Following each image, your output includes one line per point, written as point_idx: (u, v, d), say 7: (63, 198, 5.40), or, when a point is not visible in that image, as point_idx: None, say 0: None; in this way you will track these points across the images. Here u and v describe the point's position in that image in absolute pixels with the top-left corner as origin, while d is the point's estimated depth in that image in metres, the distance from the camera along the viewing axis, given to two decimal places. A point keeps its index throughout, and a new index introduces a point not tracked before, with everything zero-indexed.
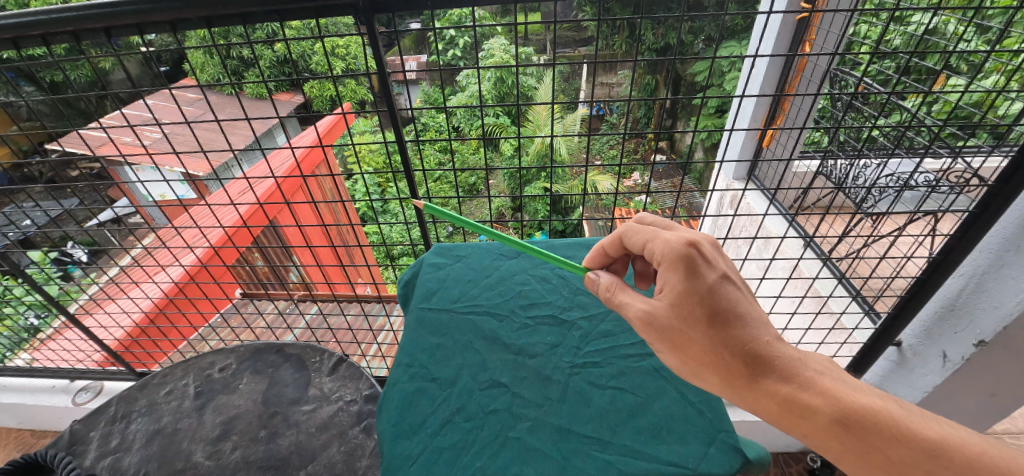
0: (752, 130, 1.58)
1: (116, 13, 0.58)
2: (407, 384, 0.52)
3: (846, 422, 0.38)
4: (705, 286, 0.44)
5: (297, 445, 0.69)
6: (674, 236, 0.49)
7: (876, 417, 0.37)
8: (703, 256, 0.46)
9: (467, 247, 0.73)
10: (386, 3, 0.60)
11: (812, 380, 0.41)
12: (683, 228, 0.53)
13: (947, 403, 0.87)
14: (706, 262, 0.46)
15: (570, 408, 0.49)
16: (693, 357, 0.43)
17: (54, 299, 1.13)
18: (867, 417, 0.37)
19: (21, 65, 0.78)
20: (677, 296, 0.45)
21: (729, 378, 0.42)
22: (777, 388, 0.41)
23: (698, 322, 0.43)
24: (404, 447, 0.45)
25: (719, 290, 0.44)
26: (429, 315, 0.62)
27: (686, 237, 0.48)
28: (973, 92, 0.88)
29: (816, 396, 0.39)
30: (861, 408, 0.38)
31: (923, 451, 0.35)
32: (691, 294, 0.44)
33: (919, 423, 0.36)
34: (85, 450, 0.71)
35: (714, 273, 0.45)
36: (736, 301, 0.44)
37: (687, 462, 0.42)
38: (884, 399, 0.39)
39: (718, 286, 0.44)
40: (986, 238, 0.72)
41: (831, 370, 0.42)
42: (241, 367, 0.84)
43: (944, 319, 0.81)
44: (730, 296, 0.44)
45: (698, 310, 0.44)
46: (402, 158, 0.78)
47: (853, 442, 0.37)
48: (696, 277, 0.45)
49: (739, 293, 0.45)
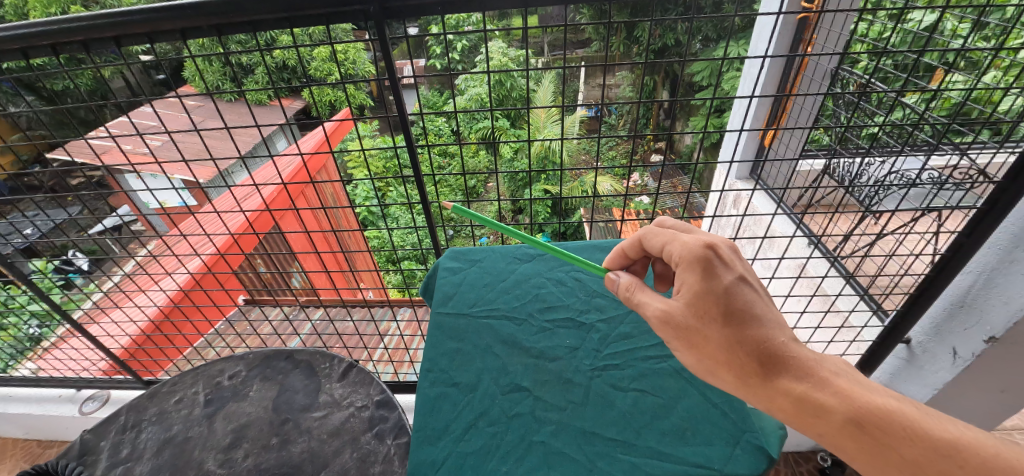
0: (755, 128, 1.57)
1: (128, 21, 0.58)
2: (429, 389, 0.52)
3: (861, 422, 0.38)
4: (722, 286, 0.44)
5: (309, 452, 0.69)
6: (692, 238, 0.49)
7: (889, 417, 0.37)
8: (719, 258, 0.46)
9: (482, 251, 0.74)
10: (396, 8, 0.60)
11: (828, 379, 0.41)
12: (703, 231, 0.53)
13: (959, 400, 0.86)
14: (724, 263, 0.46)
15: (592, 411, 0.49)
16: (709, 355, 0.44)
17: (59, 307, 1.12)
18: (880, 418, 0.37)
19: (24, 75, 0.78)
20: (694, 296, 0.45)
21: (743, 376, 0.42)
22: (792, 386, 0.41)
23: (713, 321, 0.44)
24: (430, 452, 0.45)
25: (736, 291, 0.44)
26: (447, 319, 0.62)
27: (704, 240, 0.48)
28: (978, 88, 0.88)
29: (830, 396, 0.39)
30: (874, 408, 0.38)
31: (936, 451, 0.35)
32: (707, 293, 0.44)
33: (932, 424, 0.36)
34: (95, 460, 0.71)
35: (731, 274, 0.45)
36: (753, 303, 0.44)
37: (712, 463, 0.42)
38: (898, 399, 0.39)
39: (735, 288, 0.44)
40: (995, 235, 0.73)
41: (845, 371, 0.42)
42: (251, 374, 0.84)
43: (954, 316, 0.81)
44: (747, 297, 0.44)
45: (714, 310, 0.44)
46: (411, 163, 0.77)
47: (870, 443, 0.37)
48: (712, 278, 0.45)
49: (756, 295, 0.45)
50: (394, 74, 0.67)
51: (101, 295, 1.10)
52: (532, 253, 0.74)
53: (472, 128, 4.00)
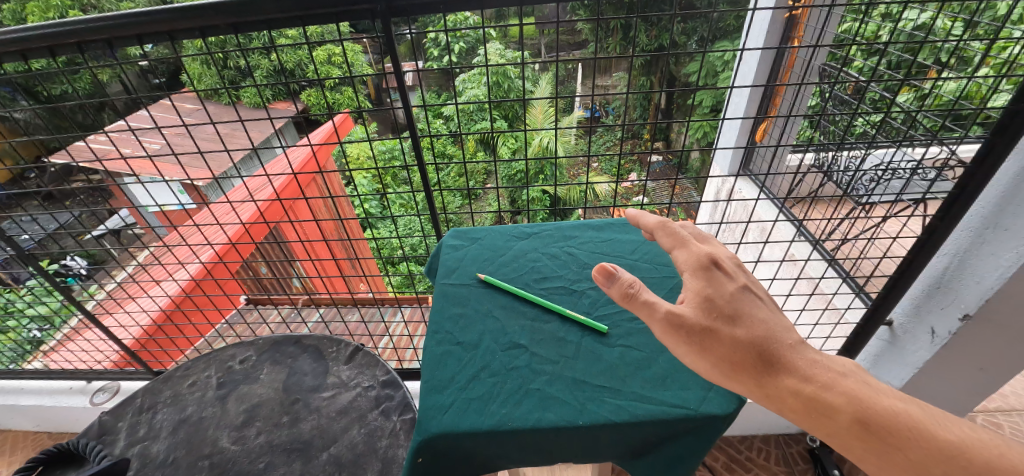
0: (746, 122, 1.61)
1: (150, 22, 0.62)
2: (435, 347, 0.55)
3: (868, 423, 0.37)
4: (725, 292, 0.46)
5: (319, 428, 0.73)
6: (698, 249, 0.51)
7: (895, 419, 0.36)
8: (722, 268, 0.49)
9: (481, 231, 0.77)
10: (402, 7, 0.64)
11: (834, 380, 0.40)
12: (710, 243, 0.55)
13: (939, 377, 0.91)
14: (726, 273, 0.48)
15: (583, 363, 0.52)
16: (721, 357, 0.42)
17: (72, 301, 1.15)
18: (887, 419, 0.37)
19: (15, 77, 0.83)
20: (703, 300, 0.46)
21: (751, 375, 0.41)
22: (799, 386, 0.40)
23: (723, 323, 0.44)
24: (436, 399, 0.48)
25: (739, 297, 0.46)
26: (449, 289, 0.65)
27: (709, 251, 0.51)
28: (969, 85, 0.92)
29: (838, 396, 0.38)
30: (882, 409, 0.37)
31: (942, 453, 0.34)
32: (712, 297, 0.46)
33: (938, 425, 0.36)
34: (114, 439, 0.74)
35: (734, 283, 0.47)
36: (756, 309, 0.46)
37: (690, 404, 0.45)
38: (906, 401, 0.38)
39: (739, 294, 0.46)
40: (967, 219, 0.77)
41: (853, 372, 0.41)
42: (261, 358, 0.88)
43: (931, 296, 0.85)
44: (749, 303, 0.46)
45: (722, 313, 0.45)
46: (414, 153, 0.81)
47: (875, 443, 0.36)
48: (716, 284, 0.47)
49: (761, 303, 0.47)
50: (402, 72, 0.71)
51: (117, 286, 1.14)
52: (528, 231, 0.77)
53: (471, 128, 4.06)
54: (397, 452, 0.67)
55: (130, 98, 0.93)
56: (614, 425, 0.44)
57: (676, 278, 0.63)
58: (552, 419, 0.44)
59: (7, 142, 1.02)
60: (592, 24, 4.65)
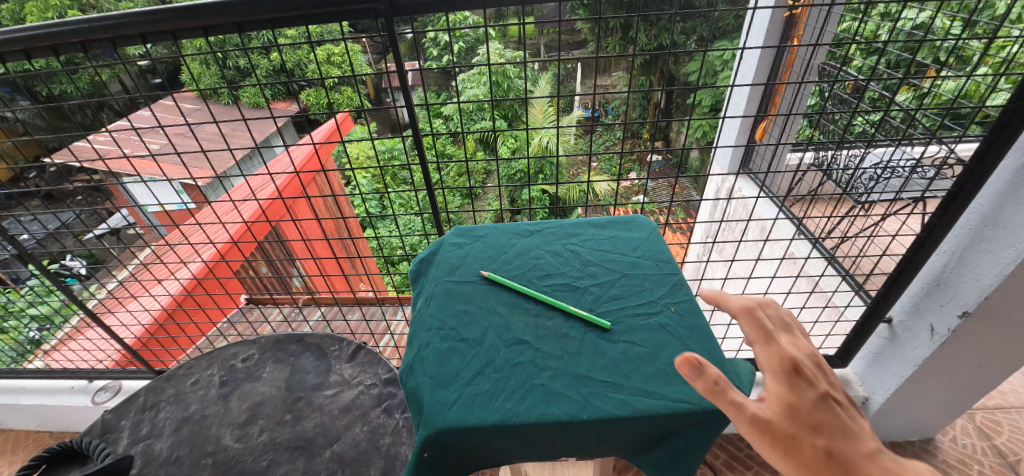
0: (746, 121, 1.62)
1: (153, 21, 0.62)
2: (440, 343, 0.55)
3: None
4: (810, 399, 0.38)
5: (321, 426, 0.73)
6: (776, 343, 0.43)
7: None
8: (806, 372, 0.41)
9: (484, 228, 0.78)
10: (405, 5, 0.64)
11: None
12: (790, 335, 0.47)
13: (937, 374, 0.91)
14: (812, 378, 0.40)
15: (587, 359, 0.52)
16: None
17: (73, 300, 1.15)
18: None
19: (15, 77, 0.83)
20: (784, 407, 0.38)
21: None
22: None
23: (808, 433, 0.36)
24: (441, 395, 0.48)
25: (828, 406, 0.38)
26: (452, 286, 0.65)
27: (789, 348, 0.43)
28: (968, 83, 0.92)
29: None
30: None
31: None
32: (795, 403, 0.38)
33: None
34: (117, 438, 0.75)
35: (821, 389, 0.39)
36: (849, 421, 0.37)
37: (693, 399, 0.46)
38: None
39: (828, 403, 0.38)
40: (966, 217, 0.78)
41: None
42: (263, 357, 0.88)
43: (930, 294, 0.86)
44: (840, 414, 0.37)
45: (808, 422, 0.37)
46: (417, 151, 0.82)
47: None
48: (799, 389, 0.39)
49: (855, 417, 0.38)
50: (403, 71, 0.71)
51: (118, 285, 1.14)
52: (531, 229, 0.78)
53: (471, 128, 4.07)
54: (400, 449, 0.67)
55: (131, 98, 0.93)
56: (618, 420, 0.44)
57: (678, 274, 0.64)
58: (556, 413, 0.45)
59: (7, 142, 1.02)
60: (592, 23, 4.66)
